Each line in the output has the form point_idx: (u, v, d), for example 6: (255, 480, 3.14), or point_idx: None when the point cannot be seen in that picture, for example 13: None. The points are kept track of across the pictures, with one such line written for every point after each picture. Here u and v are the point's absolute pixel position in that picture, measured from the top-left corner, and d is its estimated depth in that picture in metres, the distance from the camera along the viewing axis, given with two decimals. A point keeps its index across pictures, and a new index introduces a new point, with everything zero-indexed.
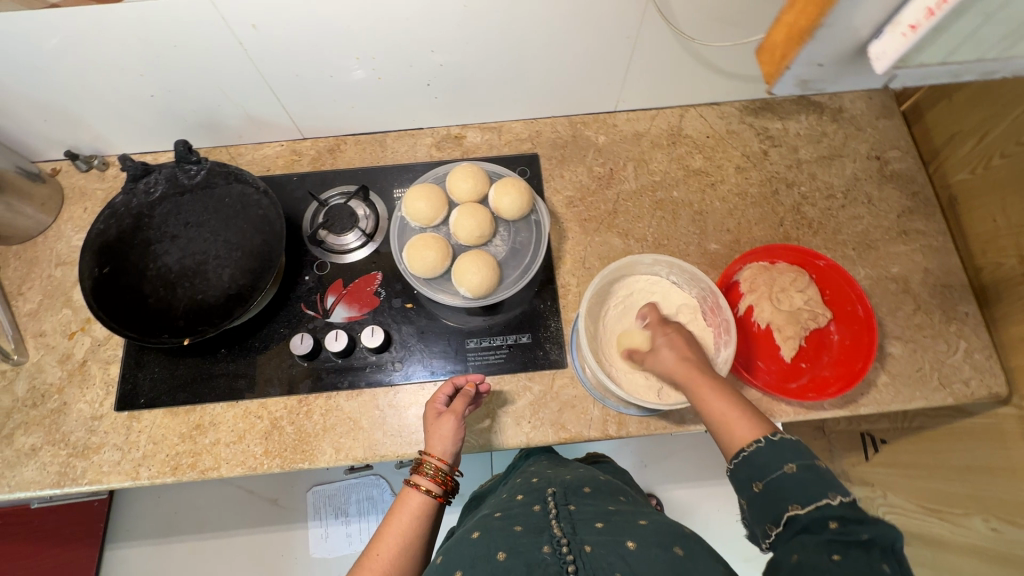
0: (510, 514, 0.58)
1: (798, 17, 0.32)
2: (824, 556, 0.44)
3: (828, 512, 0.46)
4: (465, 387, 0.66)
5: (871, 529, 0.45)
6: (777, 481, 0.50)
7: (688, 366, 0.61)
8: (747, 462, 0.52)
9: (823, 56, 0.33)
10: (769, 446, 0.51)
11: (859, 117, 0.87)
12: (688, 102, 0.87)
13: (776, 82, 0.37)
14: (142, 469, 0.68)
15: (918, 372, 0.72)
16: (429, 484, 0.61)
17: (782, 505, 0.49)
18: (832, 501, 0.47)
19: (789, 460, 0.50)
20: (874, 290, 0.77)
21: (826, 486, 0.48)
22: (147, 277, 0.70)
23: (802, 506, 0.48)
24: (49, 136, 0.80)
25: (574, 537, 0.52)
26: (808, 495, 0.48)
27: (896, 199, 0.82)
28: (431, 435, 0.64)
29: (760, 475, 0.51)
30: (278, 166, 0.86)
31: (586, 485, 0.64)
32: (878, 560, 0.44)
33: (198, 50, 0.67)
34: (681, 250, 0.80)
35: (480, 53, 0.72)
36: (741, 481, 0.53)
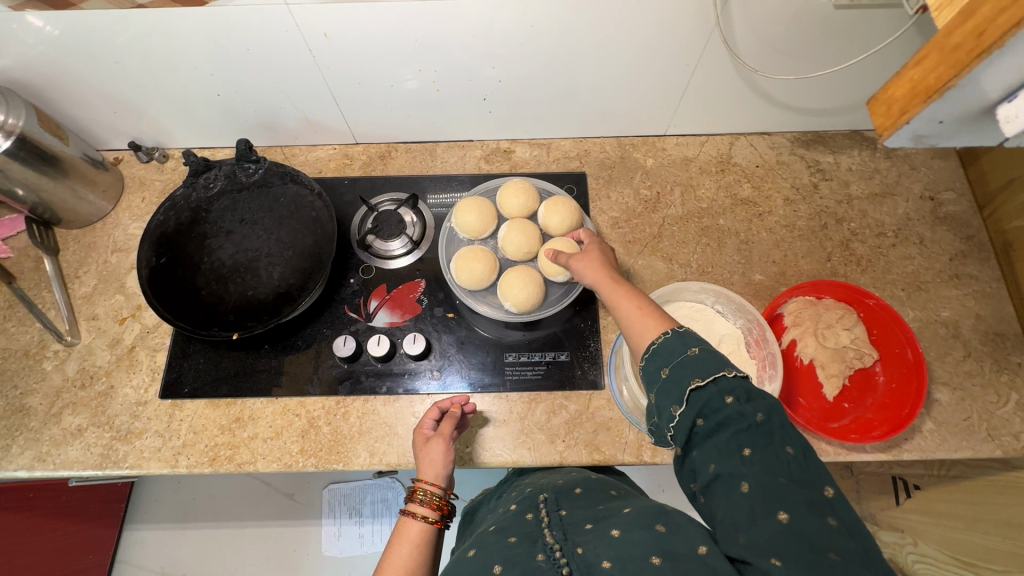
0: (503, 527, 0.54)
1: (926, 74, 0.33)
2: (734, 455, 0.42)
3: (726, 385, 0.44)
4: (451, 409, 0.66)
5: (765, 406, 0.43)
6: (680, 363, 0.47)
7: (609, 278, 0.62)
8: (656, 354, 0.50)
9: (948, 114, 0.34)
10: (676, 335, 0.50)
11: (913, 155, 0.86)
12: (738, 130, 0.87)
13: (890, 135, 0.37)
14: (181, 458, 0.70)
15: (966, 422, 0.70)
16: (426, 510, 0.60)
17: (683, 385, 0.46)
18: (728, 374, 0.44)
19: (693, 345, 0.48)
20: (923, 333, 0.75)
21: (722, 362, 0.45)
22: (201, 270, 0.72)
23: (701, 381, 0.45)
24: (117, 127, 0.84)
25: (566, 541, 0.49)
26: (707, 372, 0.45)
27: (949, 241, 0.81)
28: (421, 461, 0.64)
29: (668, 362, 0.48)
30: (330, 168, 0.88)
31: (578, 486, 0.61)
32: (781, 443, 0.42)
33: (268, 54, 0.69)
34: (725, 279, 0.79)
35: (540, 71, 0.73)
36: (651, 373, 0.49)
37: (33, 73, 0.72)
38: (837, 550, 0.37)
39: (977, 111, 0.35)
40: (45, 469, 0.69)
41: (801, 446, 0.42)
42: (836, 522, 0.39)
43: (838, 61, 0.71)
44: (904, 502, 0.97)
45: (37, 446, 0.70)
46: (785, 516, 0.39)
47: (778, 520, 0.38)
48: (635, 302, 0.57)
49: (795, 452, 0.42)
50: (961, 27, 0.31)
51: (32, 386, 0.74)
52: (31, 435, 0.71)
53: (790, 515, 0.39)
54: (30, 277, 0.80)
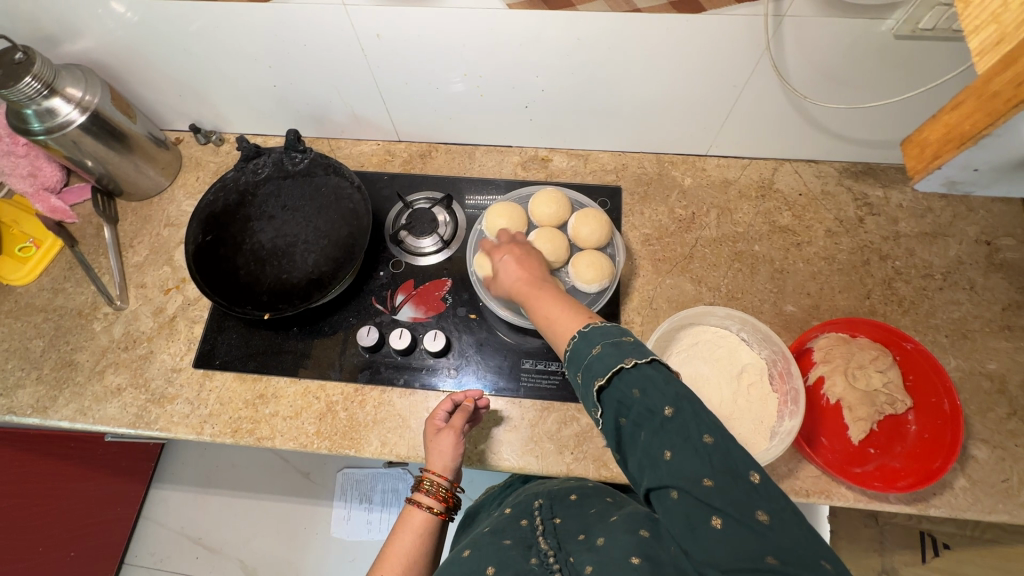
0: (498, 530, 0.55)
1: (962, 120, 0.32)
2: (657, 456, 0.40)
3: (628, 378, 0.42)
4: (464, 403, 0.66)
5: (670, 396, 0.41)
6: (586, 365, 0.45)
7: (525, 283, 0.60)
8: (570, 360, 0.48)
9: (984, 161, 0.33)
10: (582, 338, 0.48)
11: (971, 197, 0.81)
12: (783, 156, 0.85)
13: (922, 179, 0.36)
14: (207, 426, 0.73)
15: (1004, 484, 0.66)
16: (431, 500, 0.62)
17: (590, 387, 0.44)
18: (627, 364, 0.43)
19: (596, 343, 0.46)
20: (964, 384, 0.71)
21: (624, 354, 0.44)
22: (242, 250, 0.76)
23: (604, 381, 0.43)
24: (181, 110, 0.89)
25: (560, 549, 0.50)
26: (608, 369, 0.43)
27: (1003, 290, 0.76)
28: (431, 451, 0.64)
29: (579, 367, 0.47)
30: (372, 163, 0.91)
31: (574, 492, 0.61)
32: (697, 436, 0.39)
33: (324, 51, 0.72)
34: (755, 306, 0.77)
35: (582, 83, 0.74)
36: (572, 378, 0.48)
37: (112, 55, 0.78)
38: (775, 553, 0.35)
39: (1018, 160, 0.33)
40: (85, 422, 0.74)
41: (719, 432, 0.39)
42: (767, 516, 0.37)
43: (893, 93, 0.69)
44: (931, 559, 0.89)
45: (80, 400, 0.76)
46: (718, 520, 0.37)
47: (712, 526, 0.37)
48: (554, 301, 0.56)
49: (714, 442, 0.39)
50: (1002, 74, 0.29)
51: (82, 343, 0.79)
52: (76, 389, 0.76)
53: (724, 520, 0.37)
54: (90, 243, 0.86)
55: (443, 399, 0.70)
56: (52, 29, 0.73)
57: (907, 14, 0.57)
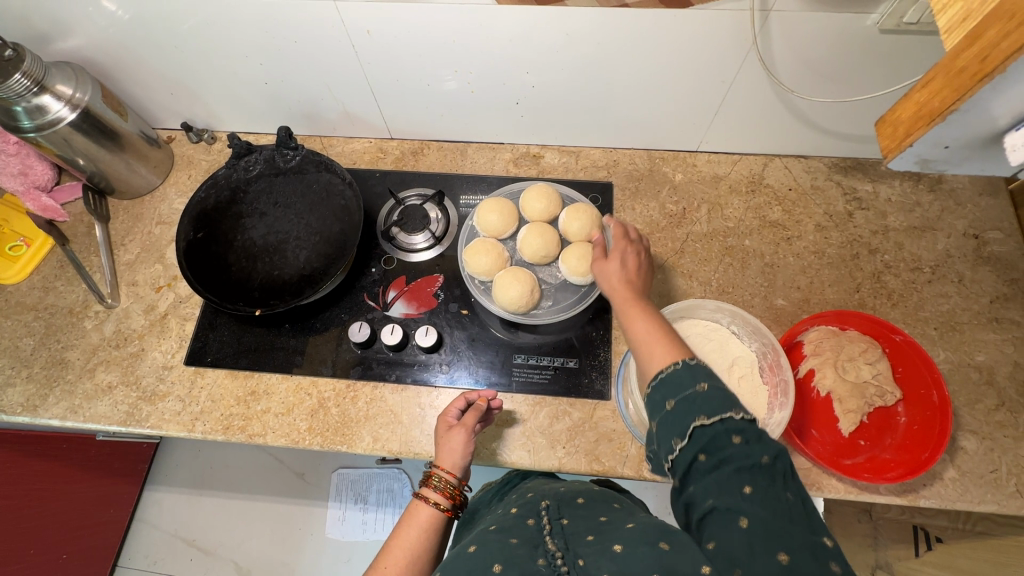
0: (504, 527, 0.55)
1: (932, 97, 0.31)
2: (735, 491, 0.42)
3: (733, 426, 0.44)
4: (477, 402, 0.67)
5: (770, 451, 0.43)
6: (689, 396, 0.46)
7: (624, 290, 0.61)
8: (663, 383, 0.49)
9: (954, 137, 0.32)
10: (686, 368, 0.48)
11: (959, 191, 0.82)
12: (774, 152, 0.86)
13: (894, 157, 0.36)
14: (198, 423, 0.73)
15: (993, 474, 0.66)
16: (438, 496, 0.61)
17: (688, 419, 0.45)
18: (735, 415, 0.44)
19: (703, 380, 0.47)
20: (953, 376, 0.72)
21: (731, 402, 0.45)
22: (234, 247, 0.76)
23: (707, 419, 0.44)
24: (173, 108, 0.89)
25: (568, 550, 0.49)
26: (715, 410, 0.45)
27: (991, 283, 0.76)
28: (441, 448, 0.64)
29: (675, 393, 0.47)
30: (364, 161, 0.91)
31: (580, 495, 0.61)
32: (785, 489, 0.42)
33: (314, 47, 0.73)
34: (745, 301, 0.78)
35: (571, 78, 0.74)
36: (656, 400, 0.49)
37: (103, 53, 0.78)
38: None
39: (987, 136, 0.32)
40: (75, 420, 0.74)
41: (800, 492, 0.43)
42: (837, 566, 0.39)
43: (880, 87, 0.69)
44: (924, 554, 0.90)
45: (71, 398, 0.75)
46: (785, 557, 0.39)
47: (779, 560, 0.39)
48: (648, 322, 0.56)
49: (796, 498, 0.42)
50: (969, 49, 0.29)
51: (73, 341, 0.79)
52: (66, 387, 0.76)
53: (790, 557, 0.39)
54: (82, 241, 0.86)
55: (455, 397, 0.70)
56: (43, 28, 0.73)
57: (891, 9, 0.57)
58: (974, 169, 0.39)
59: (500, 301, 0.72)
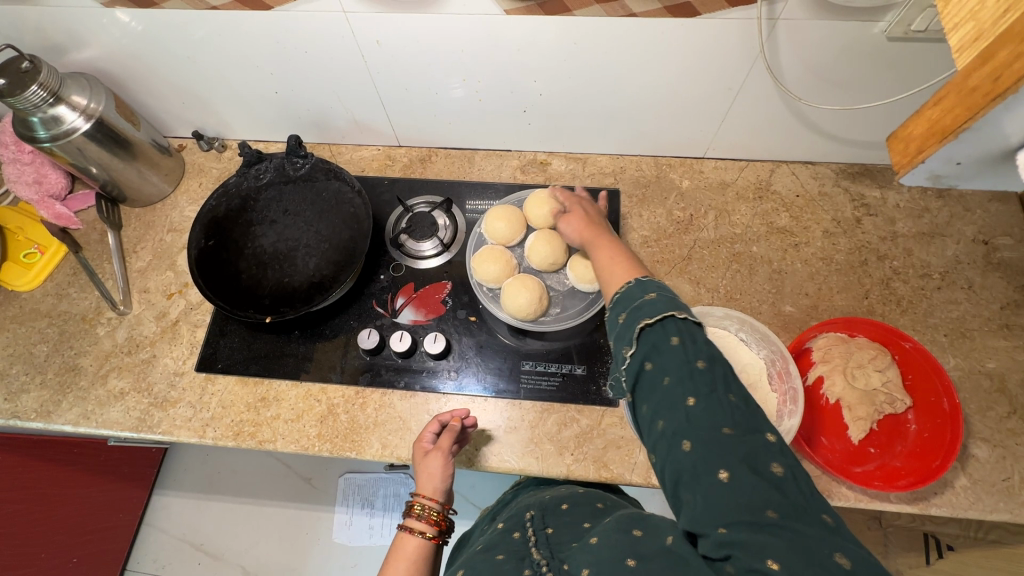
0: (491, 546, 0.57)
1: (944, 114, 0.31)
2: (677, 404, 0.41)
3: (672, 328, 0.43)
4: (451, 423, 0.67)
5: (706, 353, 0.42)
6: (636, 307, 0.46)
7: (587, 230, 0.63)
8: (616, 303, 0.50)
9: (967, 154, 0.32)
10: (638, 283, 0.49)
11: (968, 197, 0.82)
12: (781, 158, 0.86)
13: (906, 174, 0.36)
14: (209, 430, 0.74)
15: (1005, 483, 0.66)
16: (423, 525, 0.62)
17: (633, 326, 0.45)
18: (676, 317, 0.44)
19: (651, 291, 0.47)
20: (963, 383, 0.71)
21: (674, 307, 0.44)
22: (244, 254, 0.77)
23: (648, 322, 0.44)
24: (185, 116, 0.90)
25: (553, 557, 0.50)
26: (656, 313, 0.44)
27: (1001, 289, 0.76)
28: (420, 474, 0.65)
29: (627, 307, 0.48)
30: (372, 168, 0.92)
31: (566, 500, 0.61)
32: (725, 391, 0.40)
33: (324, 57, 0.73)
34: (753, 307, 0.78)
35: (578, 87, 0.75)
36: (612, 320, 0.49)
37: (117, 64, 0.79)
38: (775, 507, 0.36)
39: (1000, 152, 0.32)
40: (88, 426, 0.75)
41: (744, 395, 0.41)
42: (781, 470, 0.37)
43: (888, 94, 0.69)
44: (935, 562, 0.91)
45: (84, 404, 0.76)
46: (726, 475, 0.37)
47: (718, 477, 0.37)
48: (613, 248, 0.59)
49: (737, 400, 0.40)
50: (979, 69, 0.29)
51: (85, 348, 0.80)
52: (79, 393, 0.77)
53: (730, 473, 0.37)
54: (94, 249, 0.87)
55: (430, 421, 0.70)
56: (58, 39, 0.75)
57: (899, 17, 0.57)
58: (990, 185, 0.39)
59: (509, 308, 0.73)
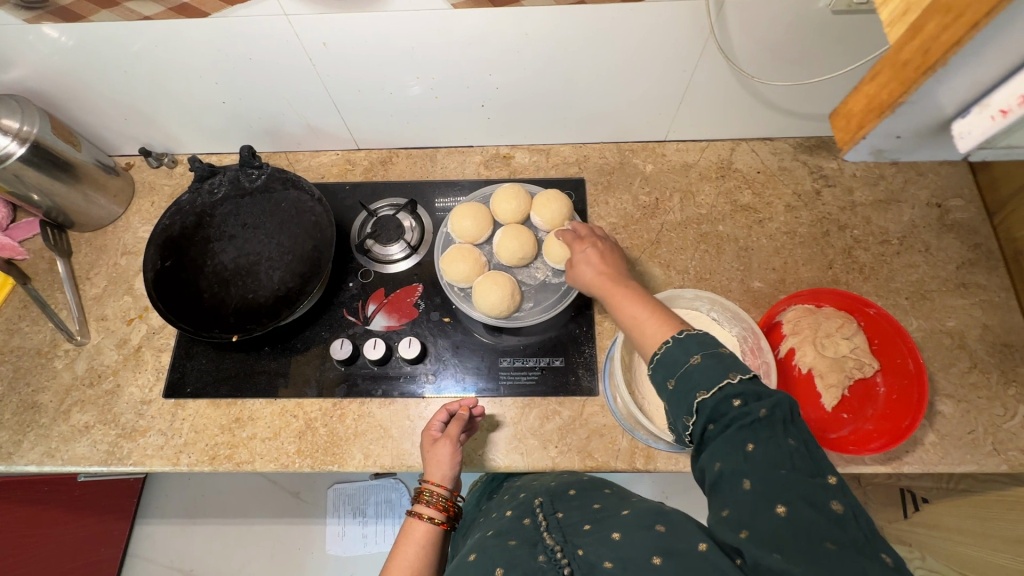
0: (501, 532, 0.55)
1: (880, 89, 0.31)
2: (737, 451, 0.42)
3: (732, 390, 0.44)
4: (459, 411, 0.67)
5: (769, 402, 0.42)
6: (685, 373, 0.47)
7: (603, 278, 0.61)
8: (660, 363, 0.50)
9: (903, 127, 0.33)
10: (677, 344, 0.49)
11: (919, 162, 0.84)
12: (741, 136, 0.87)
13: (848, 150, 0.36)
14: (183, 456, 0.72)
15: (970, 435, 0.69)
16: (432, 511, 0.62)
17: (691, 396, 0.46)
18: (733, 380, 0.44)
19: (695, 352, 0.48)
20: (926, 343, 0.74)
21: (728, 367, 0.45)
22: (204, 273, 0.74)
23: (707, 391, 0.45)
24: (130, 133, 0.86)
25: (567, 543, 0.50)
26: (712, 379, 0.45)
27: (956, 249, 0.79)
28: (428, 462, 0.65)
29: (673, 372, 0.48)
30: (332, 174, 0.89)
31: (573, 487, 0.61)
32: (785, 436, 0.41)
33: (271, 63, 0.71)
34: (723, 286, 0.79)
35: (535, 77, 0.74)
36: (658, 383, 0.49)
37: (50, 82, 0.75)
38: (834, 539, 0.37)
39: (934, 125, 0.33)
40: (54, 464, 0.72)
41: (803, 438, 0.42)
42: (841, 507, 0.39)
43: (837, 67, 0.71)
44: (913, 515, 0.98)
45: (46, 442, 0.73)
46: (784, 509, 0.39)
47: (777, 512, 0.39)
48: (639, 303, 0.57)
49: (797, 444, 0.41)
50: (909, 43, 0.29)
51: (44, 384, 0.76)
52: (41, 431, 0.74)
53: (788, 508, 0.39)
54: (44, 279, 0.83)
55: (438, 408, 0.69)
56: None
57: None
58: (923, 157, 0.40)
59: (482, 307, 0.72)
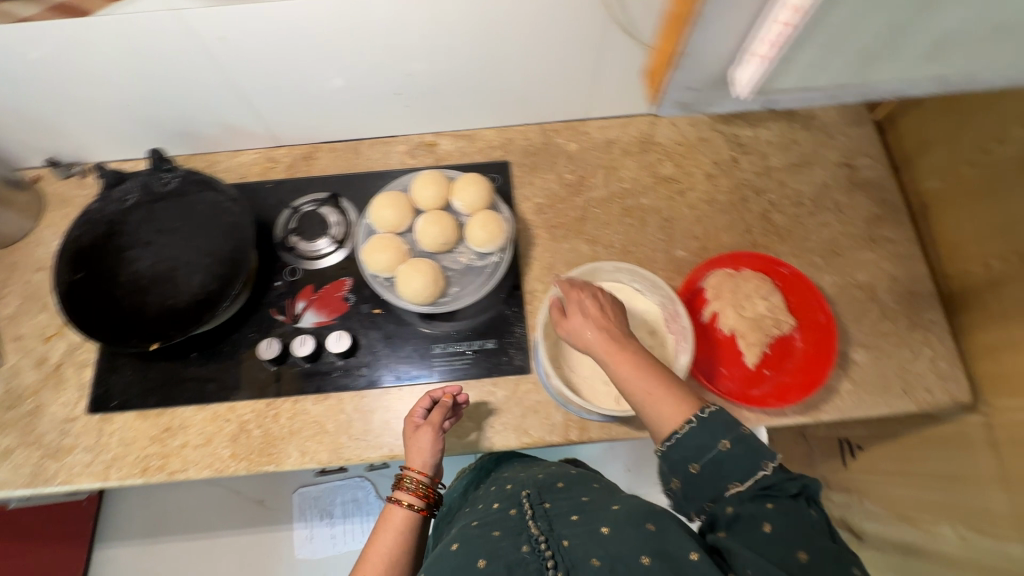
0: (486, 522, 0.58)
1: None
2: (761, 505, 0.49)
3: (773, 477, 0.50)
4: (442, 399, 0.68)
5: (801, 483, 0.50)
6: (715, 458, 0.52)
7: (604, 342, 0.60)
8: (678, 445, 0.54)
9: None
10: (701, 427, 0.53)
11: (829, 125, 0.88)
12: (660, 110, 0.88)
13: None
14: (112, 471, 0.70)
15: (881, 380, 0.73)
16: (411, 497, 0.65)
17: (722, 484, 0.52)
18: (766, 469, 0.51)
19: (722, 437, 0.52)
20: (840, 297, 0.77)
21: (758, 456, 0.51)
22: (120, 282, 0.72)
23: (740, 482, 0.51)
24: (33, 144, 0.83)
25: (552, 533, 0.53)
26: (746, 471, 0.51)
27: (865, 206, 0.83)
28: (410, 448, 0.66)
29: (698, 457, 0.53)
30: (253, 173, 0.87)
31: (560, 481, 0.66)
32: (808, 507, 0.50)
33: (168, 61, 0.69)
34: (648, 258, 0.80)
35: (445, 61, 0.73)
36: (676, 462, 0.54)
37: None
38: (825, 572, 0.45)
39: None
40: None
41: (825, 514, 0.50)
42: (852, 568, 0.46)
43: None
44: (851, 463, 1.02)
45: None
46: (803, 555, 0.46)
47: (797, 558, 0.46)
48: (644, 373, 0.57)
49: (818, 514, 0.49)
50: None
51: None
52: None
53: (805, 555, 0.46)
54: None
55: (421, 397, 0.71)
56: None
57: None
58: None
59: (405, 295, 0.72)
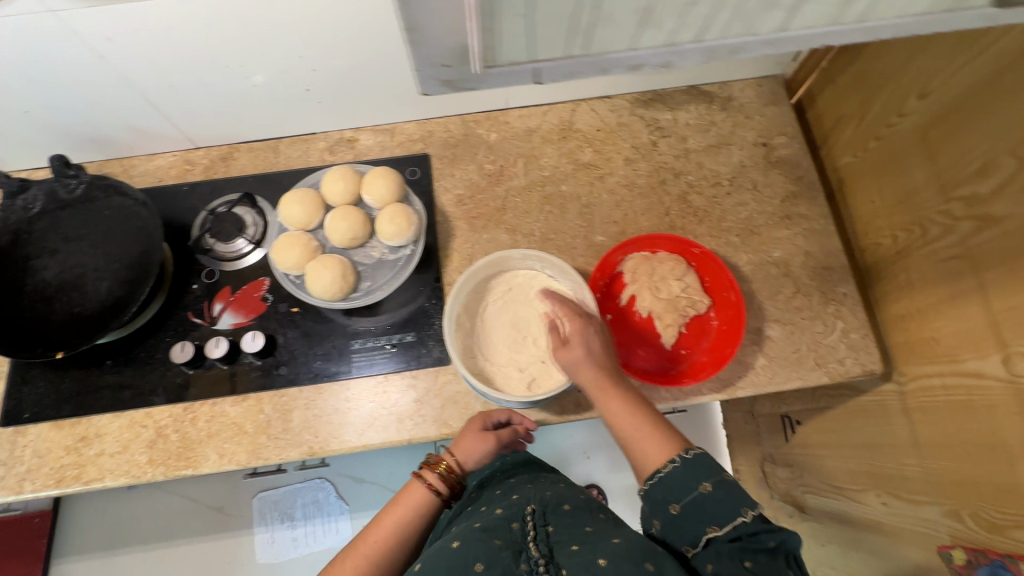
0: (489, 526, 0.57)
1: None
2: (737, 563, 0.50)
3: (747, 526, 0.51)
4: (519, 426, 0.70)
5: (777, 537, 0.50)
6: (698, 500, 0.53)
7: (598, 381, 0.63)
8: (666, 482, 0.55)
9: None
10: (686, 466, 0.55)
11: (746, 105, 0.89)
12: (579, 97, 0.88)
13: None
14: (27, 483, 0.69)
15: (794, 354, 0.74)
16: (437, 482, 0.67)
17: (701, 527, 0.52)
18: (746, 517, 0.51)
19: (705, 480, 0.54)
20: (755, 274, 0.78)
21: (739, 503, 0.52)
22: (25, 292, 0.71)
23: (718, 528, 0.51)
24: None
25: (551, 560, 0.52)
26: (726, 516, 0.52)
27: (781, 184, 0.84)
28: (460, 440, 0.68)
29: (682, 497, 0.54)
30: (171, 176, 0.86)
31: (567, 502, 0.62)
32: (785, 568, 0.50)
33: (60, 65, 0.68)
34: (568, 244, 0.81)
35: (348, 54, 0.73)
36: (658, 500, 0.55)
37: None
38: None
39: None
40: None
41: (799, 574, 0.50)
42: None
43: None
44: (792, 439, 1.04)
45: None
46: None
47: None
48: (633, 415, 0.61)
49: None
50: None
51: None
52: None
53: None
54: None
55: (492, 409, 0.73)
56: None
57: None
58: None
59: (314, 291, 0.71)
